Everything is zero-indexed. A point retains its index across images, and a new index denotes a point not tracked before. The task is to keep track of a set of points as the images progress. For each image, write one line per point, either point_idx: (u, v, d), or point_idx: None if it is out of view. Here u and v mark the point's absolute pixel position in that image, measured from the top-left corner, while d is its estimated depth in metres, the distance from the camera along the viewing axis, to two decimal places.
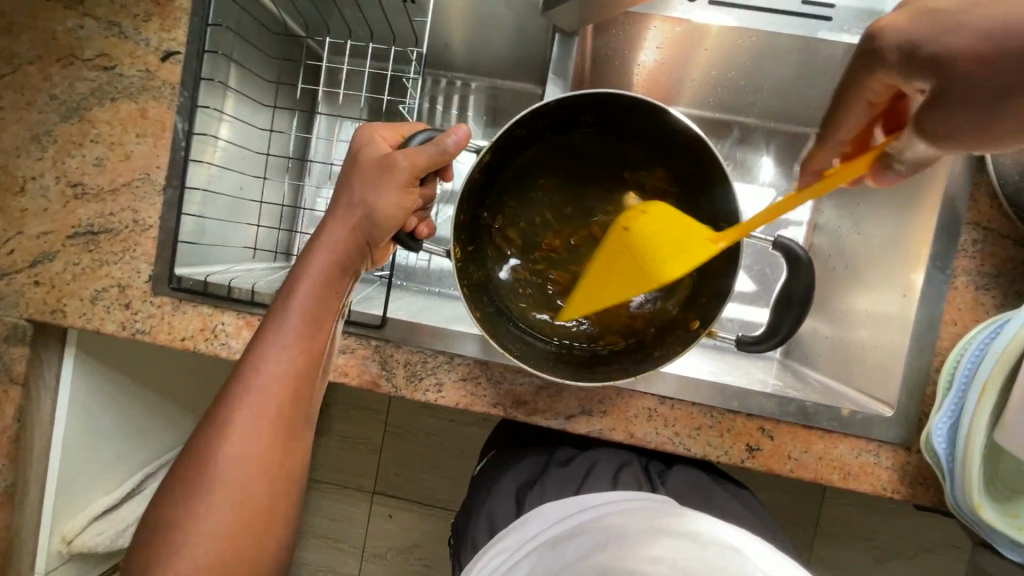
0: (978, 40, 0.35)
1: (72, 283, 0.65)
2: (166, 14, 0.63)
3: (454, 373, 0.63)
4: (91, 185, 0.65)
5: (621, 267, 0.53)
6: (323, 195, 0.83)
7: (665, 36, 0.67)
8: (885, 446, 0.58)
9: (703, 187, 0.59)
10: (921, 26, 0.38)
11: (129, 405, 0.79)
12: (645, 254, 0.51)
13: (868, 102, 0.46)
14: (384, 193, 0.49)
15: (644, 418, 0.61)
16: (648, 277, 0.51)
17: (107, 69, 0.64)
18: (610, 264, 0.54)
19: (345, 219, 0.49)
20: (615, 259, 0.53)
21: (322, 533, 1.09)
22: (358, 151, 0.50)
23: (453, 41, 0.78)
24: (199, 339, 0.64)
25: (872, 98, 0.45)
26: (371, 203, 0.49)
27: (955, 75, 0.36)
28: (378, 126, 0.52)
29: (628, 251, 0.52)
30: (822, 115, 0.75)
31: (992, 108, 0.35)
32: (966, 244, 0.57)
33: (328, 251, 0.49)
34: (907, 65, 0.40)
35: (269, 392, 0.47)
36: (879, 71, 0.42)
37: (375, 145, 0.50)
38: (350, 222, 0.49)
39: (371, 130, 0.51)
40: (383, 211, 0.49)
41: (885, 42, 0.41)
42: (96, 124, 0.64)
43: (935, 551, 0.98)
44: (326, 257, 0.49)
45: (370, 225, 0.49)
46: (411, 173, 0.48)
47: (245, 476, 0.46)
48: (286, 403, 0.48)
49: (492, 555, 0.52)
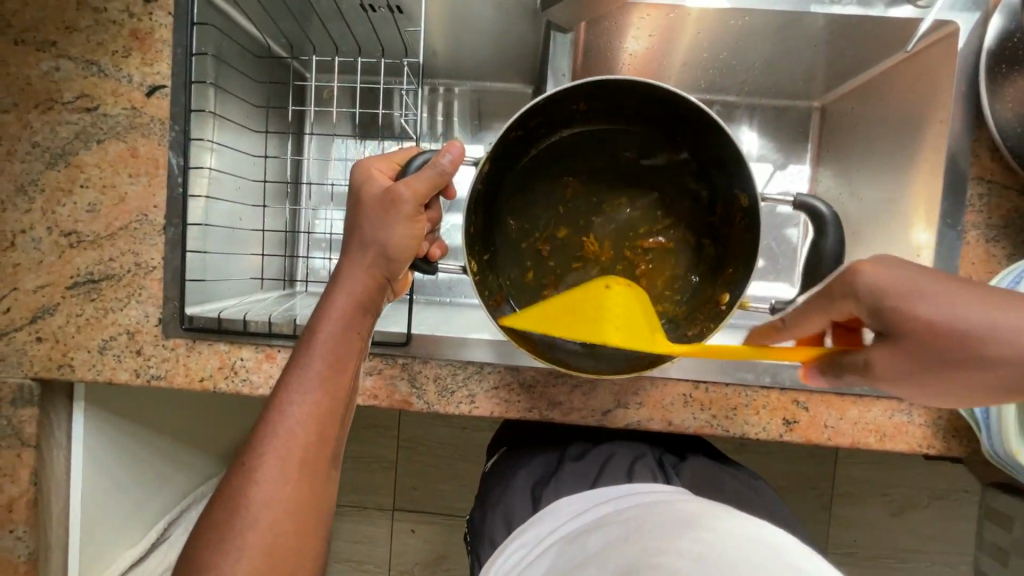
0: (947, 322, 0.37)
1: (77, 335, 0.62)
2: (146, 47, 0.61)
3: (486, 382, 0.62)
4: (86, 232, 0.62)
5: (576, 314, 0.48)
6: (321, 216, 0.82)
7: (651, 25, 0.67)
8: (916, 404, 0.59)
9: (711, 153, 0.59)
10: (895, 287, 0.40)
11: (145, 456, 0.77)
12: (603, 310, 0.47)
13: (833, 317, 0.45)
14: (395, 225, 0.48)
15: (680, 404, 0.61)
16: (593, 330, 0.46)
17: (90, 110, 0.61)
18: (571, 303, 0.48)
19: (361, 260, 0.49)
20: (578, 304, 0.48)
21: (347, 557, 1.07)
22: (360, 189, 0.49)
23: (438, 49, 0.77)
24: (219, 377, 0.62)
25: (837, 317, 0.45)
26: (383, 238, 0.48)
27: (906, 335, 0.39)
28: (371, 160, 0.51)
29: (597, 300, 0.48)
30: (808, 84, 0.77)
31: (927, 363, 0.39)
32: (972, 199, 0.59)
33: (348, 293, 0.49)
34: (875, 316, 0.41)
35: (299, 433, 0.46)
36: (851, 300, 0.42)
37: (375, 180, 0.49)
38: (365, 262, 0.49)
39: (366, 166, 0.50)
40: (395, 243, 0.48)
41: (861, 287, 0.41)
42: (84, 168, 0.62)
43: (947, 497, 1.01)
44: (346, 299, 0.49)
45: (385, 261, 0.49)
46: (416, 202, 0.47)
47: (278, 522, 0.44)
48: (313, 443, 0.46)
49: (511, 552, 0.52)
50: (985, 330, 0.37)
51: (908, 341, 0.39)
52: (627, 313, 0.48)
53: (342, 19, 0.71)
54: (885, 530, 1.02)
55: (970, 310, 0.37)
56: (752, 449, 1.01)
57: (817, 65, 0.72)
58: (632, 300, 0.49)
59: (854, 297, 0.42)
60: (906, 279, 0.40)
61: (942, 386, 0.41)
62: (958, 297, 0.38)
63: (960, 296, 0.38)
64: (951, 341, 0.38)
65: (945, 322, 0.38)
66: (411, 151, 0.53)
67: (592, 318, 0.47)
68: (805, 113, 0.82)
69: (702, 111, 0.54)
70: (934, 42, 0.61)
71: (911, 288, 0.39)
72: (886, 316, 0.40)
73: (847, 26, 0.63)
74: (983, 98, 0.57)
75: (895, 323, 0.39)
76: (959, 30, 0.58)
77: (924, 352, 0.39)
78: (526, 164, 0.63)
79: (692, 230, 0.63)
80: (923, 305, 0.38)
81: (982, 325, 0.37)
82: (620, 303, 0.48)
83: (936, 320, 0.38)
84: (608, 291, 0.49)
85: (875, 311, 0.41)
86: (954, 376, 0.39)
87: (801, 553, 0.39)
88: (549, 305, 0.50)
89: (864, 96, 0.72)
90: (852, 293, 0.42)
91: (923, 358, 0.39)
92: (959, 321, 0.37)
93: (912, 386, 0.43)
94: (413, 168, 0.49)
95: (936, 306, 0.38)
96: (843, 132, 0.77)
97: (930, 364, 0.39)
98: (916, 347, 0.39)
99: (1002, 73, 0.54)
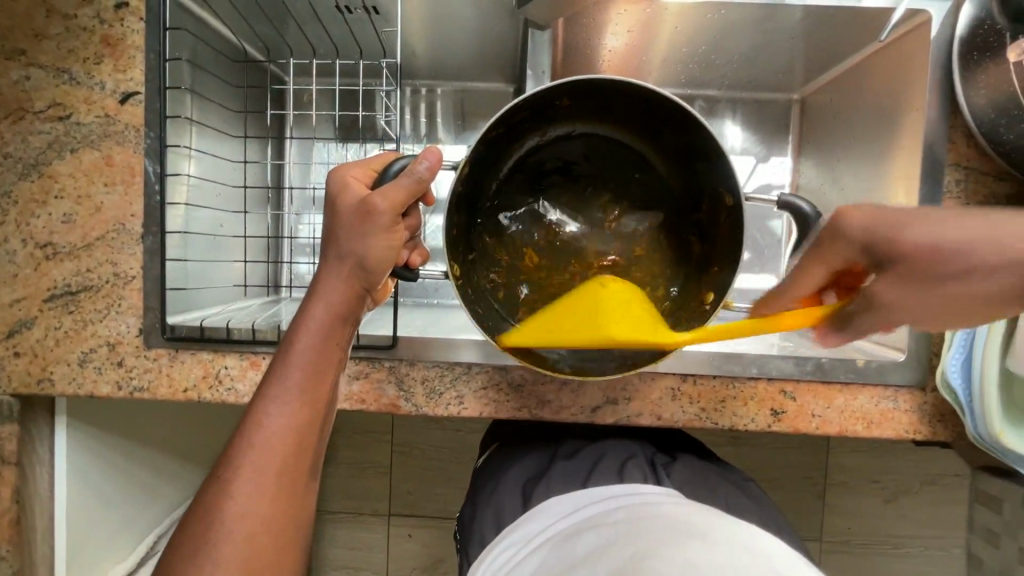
0: (934, 242, 0.38)
1: (56, 348, 0.61)
2: (119, 53, 0.60)
3: (473, 382, 0.62)
4: (63, 243, 0.61)
5: (578, 314, 0.50)
6: (304, 221, 0.81)
7: (630, 20, 0.67)
8: (901, 390, 0.60)
9: (695, 151, 0.58)
10: (876, 220, 0.41)
11: (131, 470, 0.76)
12: (602, 306, 0.49)
13: (828, 269, 0.44)
14: (372, 236, 0.47)
15: (669, 398, 0.61)
16: (593, 327, 0.48)
17: (63, 119, 0.60)
18: (571, 310, 0.51)
19: (339, 270, 0.48)
20: (581, 306, 0.51)
21: (344, 564, 1.06)
22: (335, 198, 0.48)
23: (418, 51, 0.77)
24: (204, 387, 0.62)
25: (834, 267, 0.44)
26: (361, 250, 0.47)
27: (897, 258, 0.40)
28: (348, 167, 0.50)
29: (593, 300, 0.51)
30: (788, 77, 0.78)
31: (922, 283, 0.39)
32: (950, 185, 0.60)
33: (326, 303, 0.48)
34: (868, 250, 0.41)
35: (276, 446, 0.45)
36: (841, 245, 0.43)
37: (350, 189, 0.48)
38: (343, 273, 0.48)
39: (342, 173, 0.49)
40: (375, 254, 0.48)
41: (847, 228, 0.42)
42: (58, 178, 0.61)
43: (938, 482, 1.02)
44: (323, 310, 0.48)
45: (363, 271, 0.48)
46: (393, 212, 0.47)
47: (254, 535, 0.43)
48: (291, 456, 0.45)
49: (500, 551, 0.51)
50: (973, 246, 0.38)
51: (899, 265, 0.39)
52: (622, 306, 0.50)
53: (318, 22, 0.70)
54: (879, 517, 1.02)
55: (968, 226, 0.38)
56: (744, 442, 1.02)
57: (796, 56, 0.73)
58: (627, 296, 0.51)
59: (844, 240, 0.42)
60: (886, 213, 0.41)
61: (949, 313, 0.40)
62: (945, 219, 0.39)
63: (940, 217, 0.39)
64: (939, 257, 0.38)
65: (936, 239, 0.38)
66: (388, 156, 0.52)
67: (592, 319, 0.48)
68: (785, 106, 0.83)
69: (685, 108, 0.54)
70: (908, 32, 0.61)
71: (899, 216, 0.40)
72: (877, 247, 0.41)
73: (823, 17, 0.64)
74: (957, 85, 0.57)
75: (887, 247, 0.40)
76: (932, 18, 0.58)
77: (919, 270, 0.39)
78: (510, 163, 0.62)
79: (678, 228, 0.62)
80: (909, 231, 0.39)
81: (979, 238, 0.38)
82: (614, 297, 0.51)
83: (926, 240, 0.38)
84: (604, 291, 0.51)
85: (867, 246, 0.41)
86: (958, 296, 0.39)
87: (788, 561, 0.39)
88: (547, 317, 0.52)
89: (843, 86, 0.73)
90: (840, 234, 0.43)
91: (919, 279, 0.39)
92: (945, 239, 0.38)
93: (924, 321, 0.42)
94: (391, 175, 0.48)
95: (921, 229, 0.39)
96: (823, 124, 0.77)
97: (926, 283, 0.39)
98: (904, 269, 0.39)
99: (974, 59, 0.54)
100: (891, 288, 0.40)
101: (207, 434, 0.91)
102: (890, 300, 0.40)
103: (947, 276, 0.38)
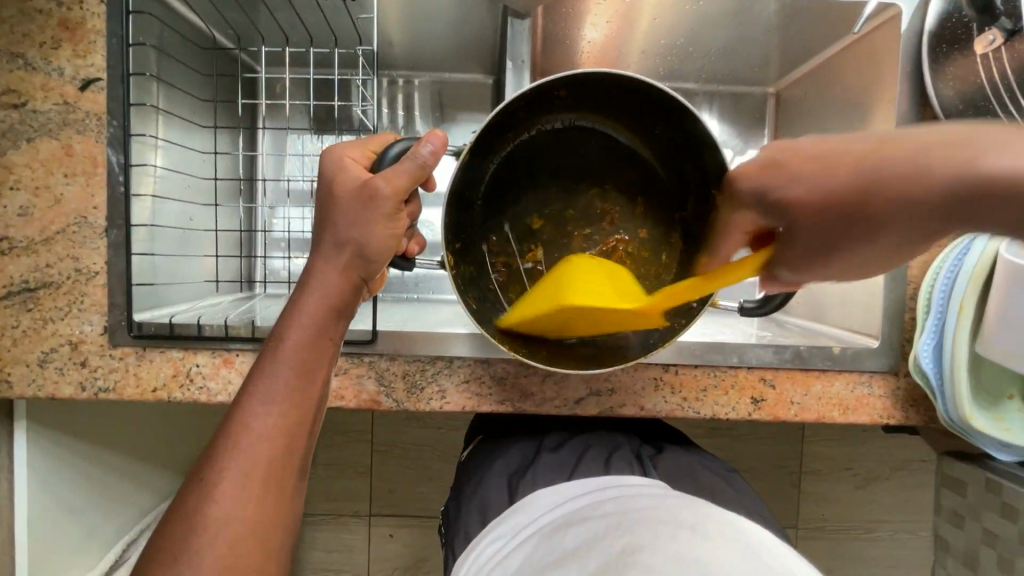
0: (812, 198, 0.39)
1: (14, 348, 0.58)
2: (78, 38, 0.57)
3: (455, 377, 0.61)
4: (19, 238, 0.58)
5: (544, 295, 0.53)
6: (279, 215, 0.79)
7: (609, 9, 0.68)
8: (875, 375, 0.61)
9: (689, 151, 0.58)
10: (769, 178, 0.41)
11: (98, 476, 0.73)
12: (566, 282, 0.52)
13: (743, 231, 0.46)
14: (372, 224, 0.46)
15: (652, 388, 0.61)
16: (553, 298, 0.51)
17: (17, 106, 0.57)
18: (541, 291, 0.54)
19: (335, 260, 0.47)
20: (547, 289, 0.53)
21: (323, 566, 1.04)
22: (333, 182, 0.47)
23: (395, 41, 0.76)
24: (173, 386, 0.59)
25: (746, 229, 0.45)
26: (361, 237, 0.46)
27: (797, 221, 0.40)
28: (343, 147, 0.48)
29: (558, 279, 0.53)
30: (762, 71, 0.79)
31: (832, 241, 0.40)
32: None
33: (320, 295, 0.47)
34: (766, 209, 0.42)
35: (262, 446, 0.43)
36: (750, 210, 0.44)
37: (349, 171, 0.47)
38: (340, 264, 0.47)
39: (337, 154, 0.47)
40: (374, 242, 0.46)
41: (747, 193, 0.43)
42: (13, 169, 0.57)
43: (906, 468, 1.05)
44: (318, 302, 0.47)
45: (362, 262, 0.47)
46: (396, 198, 0.45)
47: (235, 538, 0.41)
48: (278, 456, 0.44)
49: (487, 544, 0.51)
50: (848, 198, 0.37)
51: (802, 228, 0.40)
52: (589, 277, 0.52)
53: (291, 8, 0.68)
54: (852, 503, 1.05)
55: (839, 176, 0.37)
56: (723, 433, 1.03)
57: (771, 50, 0.74)
58: (596, 269, 0.53)
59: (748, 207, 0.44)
60: (777, 166, 0.41)
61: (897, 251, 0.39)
62: (816, 170, 0.38)
63: (825, 164, 0.38)
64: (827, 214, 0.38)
65: (815, 196, 0.38)
66: (386, 138, 0.51)
67: (555, 294, 0.51)
68: (760, 99, 0.83)
69: (683, 105, 0.54)
70: (878, 26, 0.63)
71: (789, 170, 0.40)
72: (779, 207, 0.41)
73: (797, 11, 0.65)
74: (928, 78, 0.59)
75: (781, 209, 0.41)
76: (902, 13, 0.60)
77: (820, 226, 0.39)
78: (503, 152, 0.61)
79: (665, 227, 0.62)
80: (794, 188, 0.39)
81: (859, 186, 0.36)
82: (582, 269, 0.53)
83: (805, 199, 0.39)
84: (571, 266, 0.54)
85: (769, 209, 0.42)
86: (874, 243, 0.38)
87: (771, 552, 0.39)
88: (531, 300, 0.54)
89: (816, 80, 0.74)
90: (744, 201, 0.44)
91: (828, 236, 0.39)
92: (824, 193, 0.38)
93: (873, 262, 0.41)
94: (389, 159, 0.47)
95: (798, 185, 0.39)
96: (799, 117, 0.78)
97: (832, 238, 0.39)
98: (807, 228, 0.40)
99: (943, 53, 0.57)
100: (804, 249, 0.41)
101: (177, 436, 0.88)
102: (808, 254, 0.42)
103: (849, 229, 0.38)
